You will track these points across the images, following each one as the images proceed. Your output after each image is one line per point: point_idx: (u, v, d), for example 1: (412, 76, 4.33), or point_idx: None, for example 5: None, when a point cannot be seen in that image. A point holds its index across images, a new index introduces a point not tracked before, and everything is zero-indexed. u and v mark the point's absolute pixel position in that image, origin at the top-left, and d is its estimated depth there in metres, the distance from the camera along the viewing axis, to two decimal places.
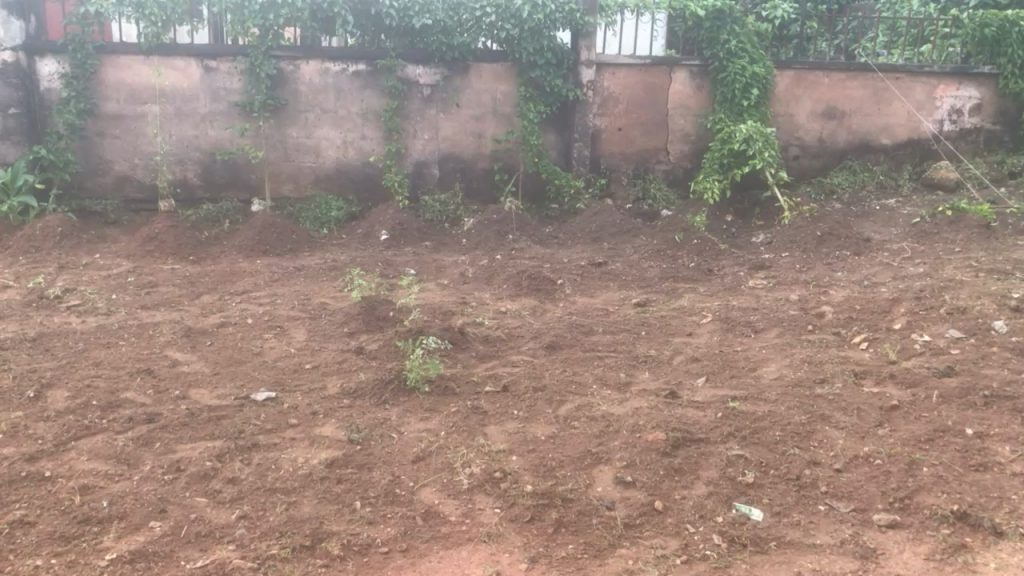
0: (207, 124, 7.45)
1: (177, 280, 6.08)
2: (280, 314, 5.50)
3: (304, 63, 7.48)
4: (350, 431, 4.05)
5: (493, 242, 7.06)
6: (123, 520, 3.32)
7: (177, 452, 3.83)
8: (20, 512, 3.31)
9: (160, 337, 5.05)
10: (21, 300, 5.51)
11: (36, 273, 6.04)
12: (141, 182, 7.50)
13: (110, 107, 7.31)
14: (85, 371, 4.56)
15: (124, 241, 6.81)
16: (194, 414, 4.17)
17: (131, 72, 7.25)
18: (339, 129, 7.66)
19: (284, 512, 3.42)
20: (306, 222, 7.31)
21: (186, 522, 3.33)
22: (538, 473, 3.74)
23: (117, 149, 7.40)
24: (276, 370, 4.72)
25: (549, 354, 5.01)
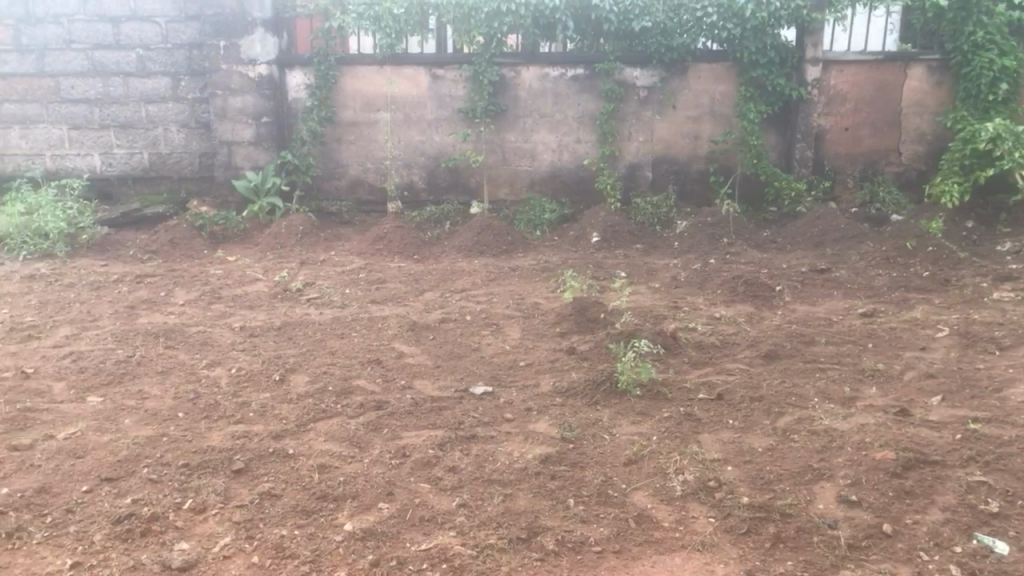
0: (433, 130, 7.83)
1: (403, 277, 6.43)
2: (497, 312, 5.68)
3: (524, 69, 7.68)
4: (564, 429, 4.11)
5: (706, 246, 6.92)
6: (356, 499, 3.56)
7: (403, 438, 4.06)
8: (268, 484, 3.64)
9: (387, 330, 5.37)
10: (269, 292, 6.05)
11: (281, 268, 6.61)
12: (373, 185, 7.98)
13: (347, 115, 7.84)
14: (322, 359, 4.93)
15: (356, 240, 7.29)
16: (418, 404, 4.40)
17: (367, 81, 7.74)
18: (556, 132, 7.80)
19: (501, 503, 3.54)
20: (522, 224, 7.50)
21: (411, 505, 3.52)
22: (755, 485, 3.63)
23: (352, 154, 7.92)
24: (493, 365, 4.89)
25: (766, 363, 4.84)
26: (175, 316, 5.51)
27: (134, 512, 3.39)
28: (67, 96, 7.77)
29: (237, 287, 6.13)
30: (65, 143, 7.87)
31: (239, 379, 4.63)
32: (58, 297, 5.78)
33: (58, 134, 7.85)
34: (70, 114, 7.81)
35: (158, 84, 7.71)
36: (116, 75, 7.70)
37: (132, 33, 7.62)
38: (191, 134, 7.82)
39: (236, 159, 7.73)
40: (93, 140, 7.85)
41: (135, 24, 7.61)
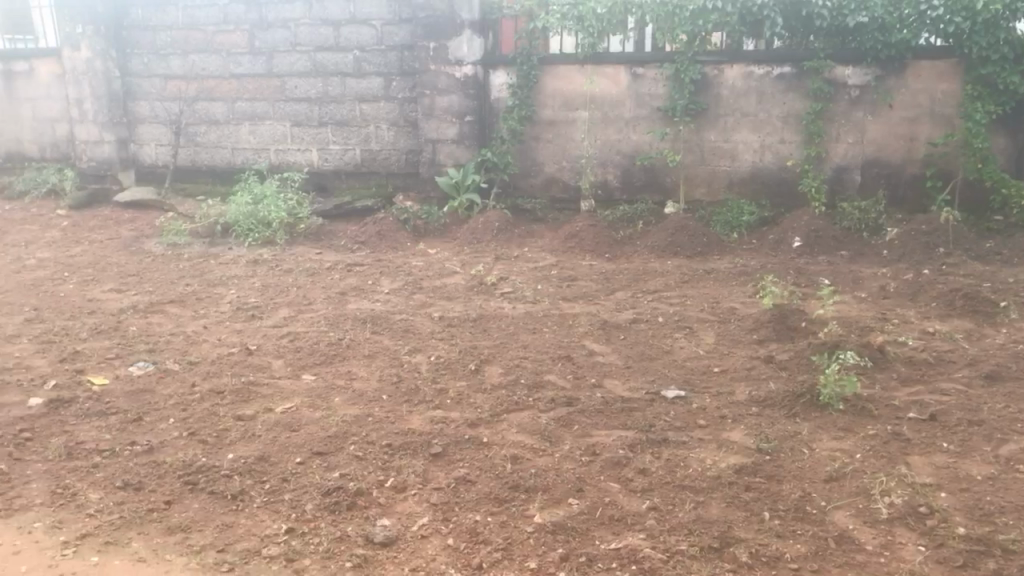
0: (630, 129, 7.79)
1: (595, 276, 6.45)
2: (690, 315, 5.58)
3: (728, 68, 7.48)
4: (759, 440, 3.98)
5: (919, 256, 6.47)
6: (546, 492, 3.61)
7: (594, 436, 4.07)
8: (463, 470, 3.76)
9: (579, 328, 5.41)
10: (466, 285, 6.24)
11: (477, 261, 6.81)
12: (567, 183, 8.04)
13: (547, 114, 7.93)
14: (516, 352, 5.03)
15: (549, 237, 7.38)
16: (609, 403, 4.39)
17: (567, 80, 7.81)
18: (758, 132, 7.55)
19: (693, 510, 3.47)
20: (718, 226, 7.32)
21: (601, 503, 3.52)
22: (973, 515, 3.36)
23: (549, 152, 8.02)
24: (685, 369, 4.80)
25: (987, 385, 4.46)
26: (379, 304, 5.80)
27: (341, 486, 3.60)
28: (291, 96, 8.38)
29: (436, 279, 6.37)
30: (287, 139, 8.49)
31: (437, 366, 4.81)
32: (277, 281, 6.24)
33: (281, 130, 8.48)
34: (293, 112, 8.41)
35: (372, 84, 8.15)
36: (334, 76, 8.21)
37: (350, 36, 8.09)
38: (400, 132, 8.20)
39: (440, 156, 8.01)
40: (312, 136, 8.42)
41: (354, 27, 8.07)
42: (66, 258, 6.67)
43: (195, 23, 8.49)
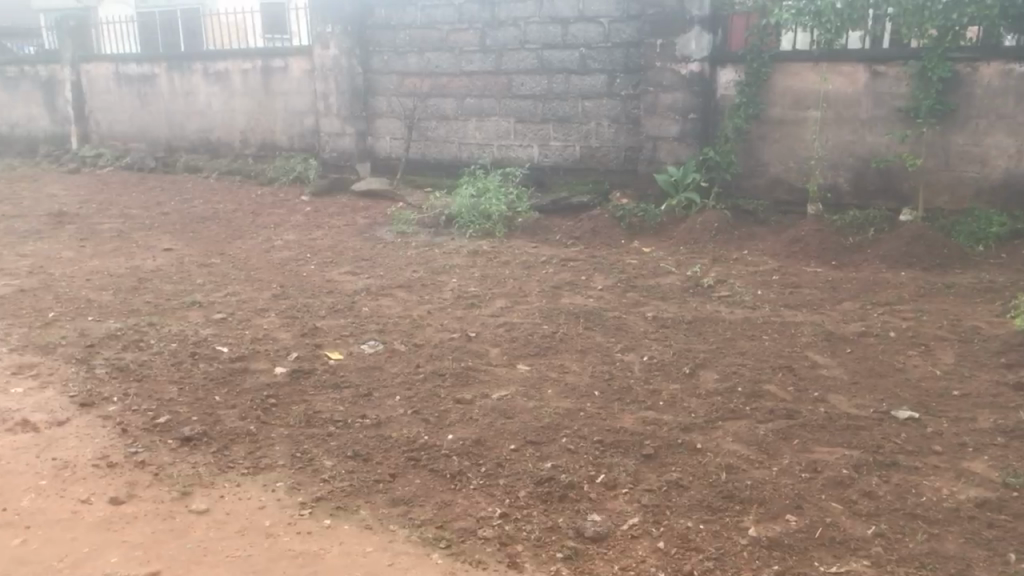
0: (866, 130, 7.31)
1: (820, 284, 6.14)
2: (926, 332, 5.18)
3: (984, 65, 6.85)
4: (1006, 474, 3.62)
5: None
6: (762, 506, 3.47)
7: (816, 453, 3.87)
8: (675, 474, 3.69)
9: (801, 337, 5.17)
10: (681, 286, 6.14)
11: (694, 262, 6.68)
12: (793, 185, 7.68)
13: (775, 113, 7.64)
14: (733, 358, 4.89)
15: (770, 240, 7.10)
16: (833, 419, 4.16)
17: (800, 78, 7.48)
18: (1016, 136, 6.86)
19: (925, 542, 3.22)
20: (960, 237, 6.74)
21: (821, 523, 3.34)
22: None
23: (775, 152, 7.70)
24: (920, 390, 4.46)
25: None
26: (593, 300, 5.83)
27: (553, 477, 3.65)
28: (517, 93, 8.60)
29: (651, 278, 6.31)
30: (511, 134, 8.71)
31: (650, 367, 4.76)
32: (495, 272, 6.43)
33: (506, 126, 8.72)
34: (518, 109, 8.62)
35: (596, 81, 8.19)
36: (560, 73, 8.34)
37: (578, 33, 8.19)
38: (621, 129, 8.18)
39: (660, 154, 7.92)
40: (534, 132, 8.59)
41: (582, 25, 8.17)
42: (309, 241, 7.22)
43: (432, 22, 8.90)
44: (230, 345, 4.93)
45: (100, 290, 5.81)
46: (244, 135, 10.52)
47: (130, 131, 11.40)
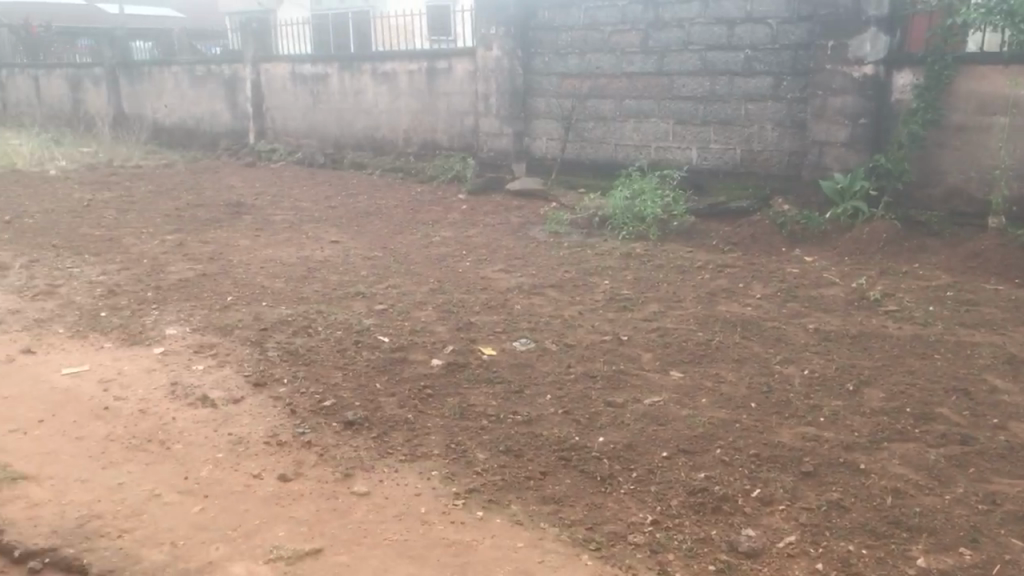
0: None
1: (1000, 302, 5.73)
2: None
3: None
4: None
5: None
6: (933, 535, 3.27)
7: (994, 484, 3.62)
8: (836, 494, 3.54)
9: (978, 359, 4.84)
10: (845, 298, 5.88)
11: (859, 274, 6.38)
12: (973, 197, 7.06)
13: (957, 119, 7.05)
14: (901, 377, 4.63)
15: (945, 253, 6.68)
16: (1015, 449, 3.88)
17: (987, 81, 6.86)
18: None
19: None
20: None
21: (999, 560, 3.12)
22: None
23: (954, 160, 7.11)
24: None
25: None
26: (750, 309, 5.67)
27: (706, 488, 3.58)
28: (678, 94, 8.48)
29: (812, 289, 6.08)
30: (669, 136, 8.60)
31: (810, 382, 4.58)
32: (649, 276, 6.36)
33: (665, 128, 8.61)
34: (678, 111, 8.50)
35: (761, 83, 7.97)
36: (724, 75, 8.17)
37: (744, 34, 7.99)
38: (785, 132, 7.91)
39: (826, 159, 7.58)
40: (694, 135, 8.44)
41: (749, 26, 7.96)
42: (465, 238, 7.39)
43: (595, 23, 8.91)
44: (390, 335, 5.11)
45: (273, 277, 6.15)
46: (407, 134, 10.88)
47: (302, 127, 12.00)
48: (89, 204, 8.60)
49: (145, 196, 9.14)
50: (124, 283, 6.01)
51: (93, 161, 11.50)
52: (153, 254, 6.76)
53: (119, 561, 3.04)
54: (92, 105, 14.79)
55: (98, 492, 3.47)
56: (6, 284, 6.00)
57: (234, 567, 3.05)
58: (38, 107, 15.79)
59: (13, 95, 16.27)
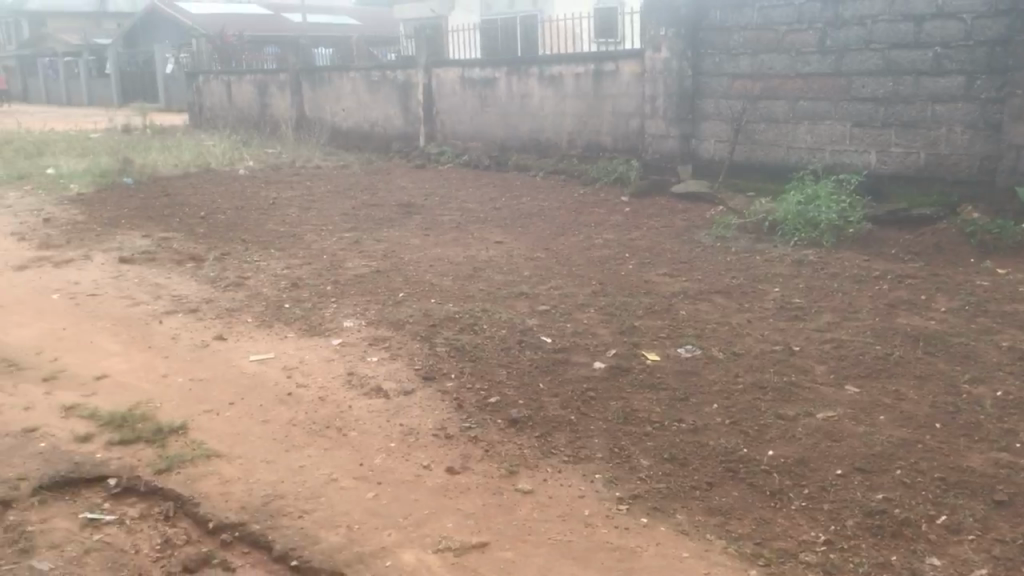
0: None
1: None
2: None
3: None
4: None
5: None
6: None
7: None
8: None
9: None
10: None
11: None
12: None
13: None
14: None
15: None
16: None
17: None
18: None
19: None
20: None
21: None
22: None
23: None
24: None
25: None
26: (935, 322, 5.32)
27: (885, 510, 3.39)
28: (858, 95, 8.08)
29: (1005, 303, 5.64)
30: (846, 139, 8.20)
31: (1005, 404, 4.24)
32: (821, 284, 6.10)
33: (841, 131, 8.23)
34: (856, 112, 8.10)
35: (951, 83, 7.47)
36: (909, 75, 7.72)
37: (934, 32, 7.52)
38: (976, 135, 7.38)
39: None
40: (873, 138, 8.02)
41: (939, 22, 7.48)
42: (628, 241, 7.35)
43: (770, 23, 8.64)
44: (553, 336, 5.15)
45: (441, 275, 6.34)
46: (571, 136, 10.95)
47: (469, 130, 12.29)
48: (274, 202, 9.16)
49: (323, 195, 9.63)
50: (305, 277, 6.37)
51: (277, 162, 12.25)
52: (331, 250, 7.12)
53: (300, 541, 3.22)
54: (277, 110, 15.75)
55: (281, 473, 3.69)
56: (202, 275, 6.49)
57: (405, 554, 3.16)
58: (229, 111, 16.97)
59: (208, 100, 17.58)
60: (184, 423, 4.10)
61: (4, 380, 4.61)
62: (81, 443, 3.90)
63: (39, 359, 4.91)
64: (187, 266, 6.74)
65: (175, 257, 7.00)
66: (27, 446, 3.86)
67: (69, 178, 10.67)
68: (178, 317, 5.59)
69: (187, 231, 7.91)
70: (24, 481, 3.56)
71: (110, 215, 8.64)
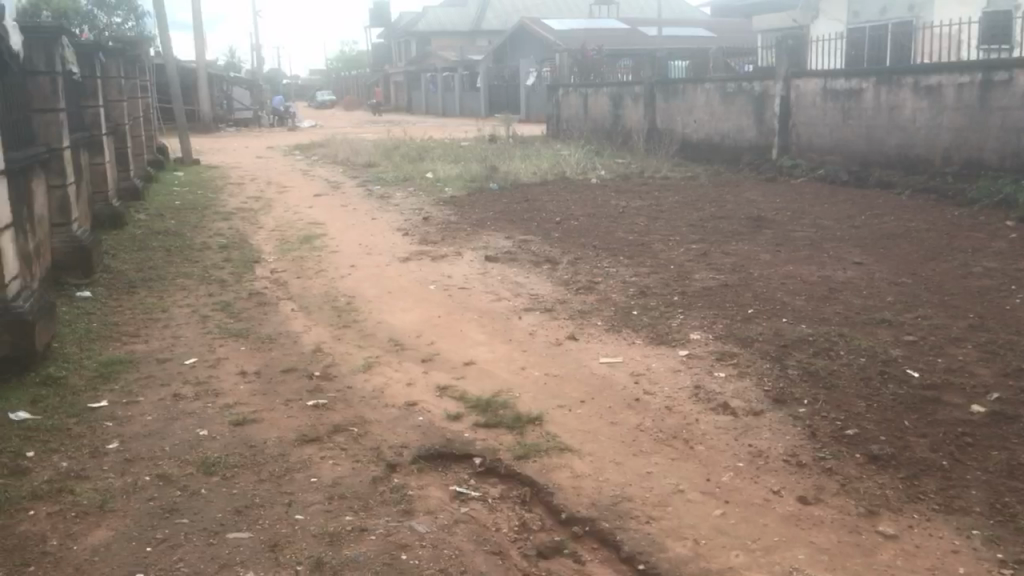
0: None
1: None
2: None
3: None
4: None
5: None
6: None
7: None
8: None
9: None
10: None
11: None
12: None
13: None
14: None
15: None
16: None
17: None
18: None
19: None
20: None
21: None
22: None
23: None
24: None
25: None
26: None
27: None
28: None
29: None
30: None
31: None
32: None
33: None
34: None
35: None
36: None
37: None
38: None
39: None
40: None
41: None
42: (1013, 271, 6.51)
43: None
44: (921, 370, 4.71)
45: (794, 294, 6.09)
46: (947, 152, 9.98)
47: (828, 144, 11.70)
48: (624, 211, 9.40)
49: (672, 206, 9.71)
50: (653, 286, 6.45)
51: (627, 172, 12.58)
52: (679, 261, 7.14)
53: (648, 546, 3.24)
54: (630, 121, 16.18)
55: (630, 476, 3.76)
56: (557, 277, 6.84)
57: None
58: (585, 122, 17.74)
59: (565, 112, 18.56)
60: (540, 416, 4.34)
61: (390, 357, 5.22)
62: (452, 422, 4.29)
63: (418, 341, 5.49)
64: (544, 268, 7.14)
65: (533, 259, 7.45)
66: (409, 418, 4.33)
67: (445, 181, 11.83)
68: (535, 315, 5.94)
69: (544, 235, 8.39)
70: (406, 450, 3.99)
71: (479, 216, 9.42)
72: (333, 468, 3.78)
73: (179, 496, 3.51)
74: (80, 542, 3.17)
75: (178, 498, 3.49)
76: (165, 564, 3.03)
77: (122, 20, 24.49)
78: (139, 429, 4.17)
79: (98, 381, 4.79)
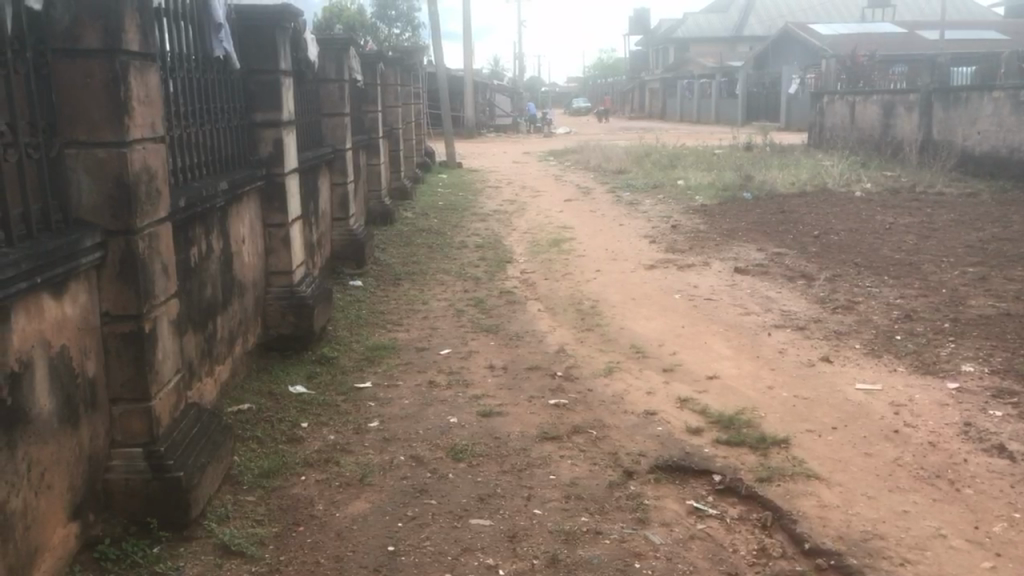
0: None
1: None
2: None
3: None
4: None
5: None
6: None
7: None
8: None
9: None
10: None
11: None
12: None
13: None
14: None
15: None
16: None
17: None
18: None
19: None
20: None
21: None
22: None
23: None
24: None
25: None
26: None
27: None
28: None
29: None
30: None
31: None
32: None
33: None
34: None
35: None
36: None
37: None
38: None
39: None
40: None
41: None
42: None
43: None
44: None
45: None
46: None
47: None
48: (890, 227, 8.76)
49: (947, 224, 8.90)
50: (921, 310, 5.95)
51: (896, 185, 11.72)
52: (953, 284, 6.54)
53: None
54: (902, 131, 15.06)
55: (884, 513, 3.49)
56: (812, 294, 6.51)
57: None
58: (851, 132, 16.75)
59: (830, 120, 17.64)
60: (786, 438, 4.16)
61: (632, 364, 5.22)
62: (692, 435, 4.21)
63: (661, 350, 5.45)
64: (798, 283, 6.82)
65: (787, 273, 7.15)
66: (648, 427, 4.31)
67: (697, 189, 11.65)
68: (786, 332, 5.70)
69: (799, 248, 8.02)
70: (644, 458, 3.98)
71: (730, 226, 9.18)
72: (571, 468, 3.85)
73: (429, 478, 3.74)
74: (342, 510, 3.47)
75: (428, 480, 3.71)
76: (414, 540, 3.23)
77: (400, 31, 26.47)
78: (398, 411, 4.49)
79: (364, 364, 5.20)
